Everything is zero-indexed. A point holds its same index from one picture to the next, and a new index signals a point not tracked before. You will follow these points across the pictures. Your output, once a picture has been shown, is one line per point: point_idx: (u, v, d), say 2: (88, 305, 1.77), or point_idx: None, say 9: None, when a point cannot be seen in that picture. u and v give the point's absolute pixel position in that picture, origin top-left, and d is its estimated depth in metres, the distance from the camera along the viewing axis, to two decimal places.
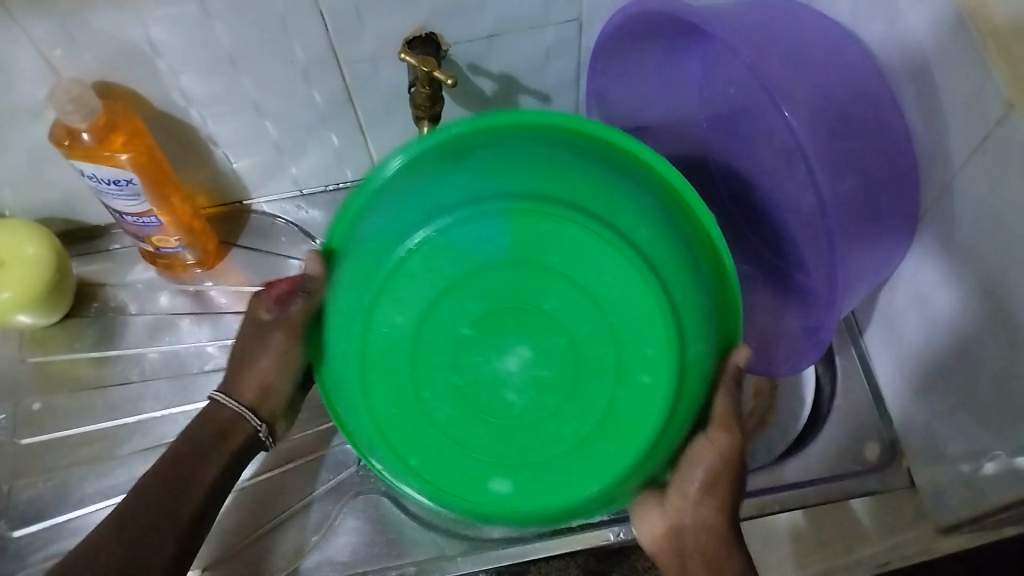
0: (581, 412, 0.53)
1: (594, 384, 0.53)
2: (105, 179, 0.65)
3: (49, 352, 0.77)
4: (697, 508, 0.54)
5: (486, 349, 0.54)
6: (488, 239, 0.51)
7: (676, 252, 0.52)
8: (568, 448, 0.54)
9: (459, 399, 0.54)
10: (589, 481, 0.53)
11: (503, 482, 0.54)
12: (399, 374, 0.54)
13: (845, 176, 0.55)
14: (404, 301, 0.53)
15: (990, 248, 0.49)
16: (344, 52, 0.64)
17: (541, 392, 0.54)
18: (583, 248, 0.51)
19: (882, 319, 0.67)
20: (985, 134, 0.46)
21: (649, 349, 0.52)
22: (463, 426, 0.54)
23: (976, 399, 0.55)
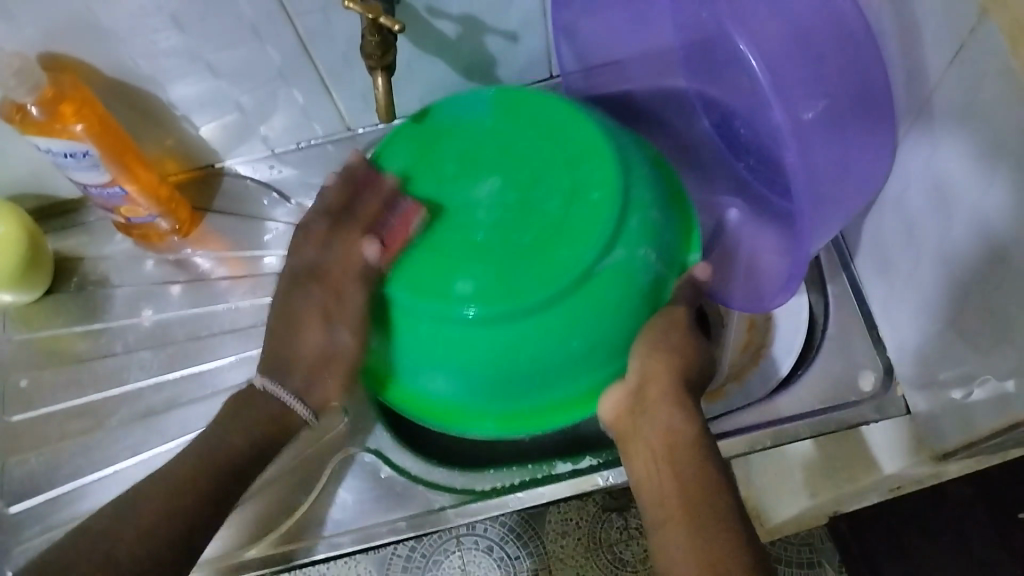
0: (547, 271, 0.55)
1: (544, 186, 0.58)
2: (61, 153, 0.63)
3: (35, 328, 0.77)
4: (647, 363, 0.56)
5: (463, 182, 0.59)
6: (475, 109, 0.62)
7: (648, 173, 0.61)
8: (523, 255, 0.55)
9: (439, 246, 0.57)
10: (557, 279, 0.54)
11: (467, 282, 0.55)
12: (392, 176, 0.61)
13: (811, 96, 0.54)
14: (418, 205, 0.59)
15: (977, 161, 0.49)
16: (294, 5, 0.60)
17: (507, 213, 0.57)
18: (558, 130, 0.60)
19: (874, 245, 0.66)
20: (960, 44, 0.46)
21: (596, 187, 0.56)
22: (445, 237, 0.57)
23: (965, 319, 0.55)
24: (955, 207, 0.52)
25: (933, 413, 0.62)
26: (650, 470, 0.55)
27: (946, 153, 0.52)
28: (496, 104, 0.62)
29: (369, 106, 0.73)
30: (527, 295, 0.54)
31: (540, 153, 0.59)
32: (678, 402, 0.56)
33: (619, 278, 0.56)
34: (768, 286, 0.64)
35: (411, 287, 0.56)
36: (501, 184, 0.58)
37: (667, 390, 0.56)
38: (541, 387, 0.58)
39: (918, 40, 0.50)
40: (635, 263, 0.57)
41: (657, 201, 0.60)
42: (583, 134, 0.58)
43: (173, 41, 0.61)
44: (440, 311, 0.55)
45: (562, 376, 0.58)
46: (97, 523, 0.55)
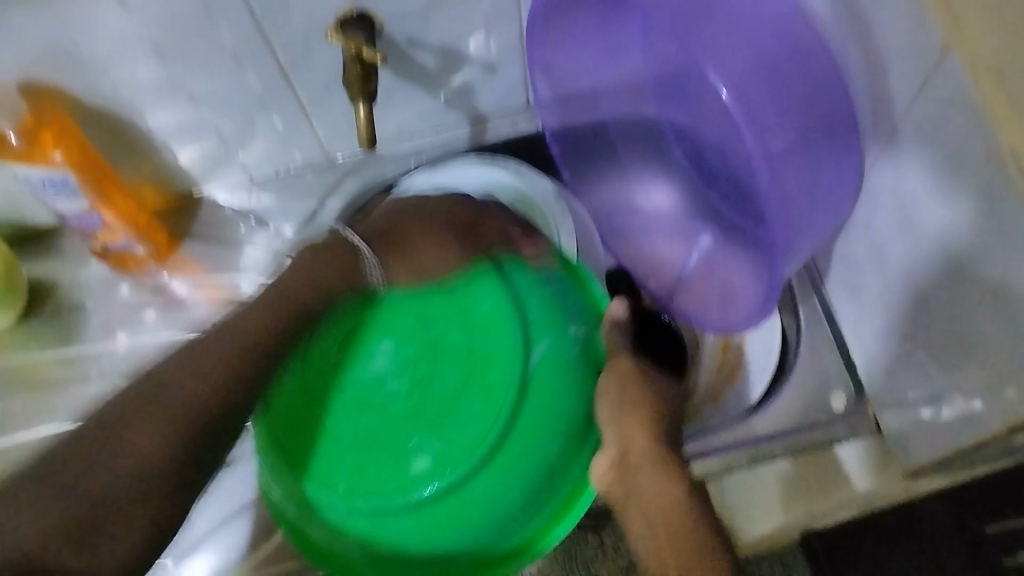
0: (487, 405, 0.57)
1: (445, 329, 0.61)
2: (40, 181, 0.64)
3: (8, 355, 0.77)
4: (624, 428, 0.59)
5: (360, 360, 0.61)
6: (321, 286, 0.63)
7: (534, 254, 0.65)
8: (454, 402, 0.58)
9: (363, 445, 0.58)
10: (490, 416, 0.57)
11: (423, 459, 0.57)
12: (286, 383, 0.61)
13: (780, 128, 0.56)
14: (343, 419, 0.60)
15: (944, 189, 0.50)
16: (275, 34, 0.61)
17: (413, 369, 0.60)
18: (428, 271, 0.63)
19: (844, 270, 0.67)
20: (926, 78, 0.47)
21: (484, 304, 0.60)
22: (362, 450, 0.58)
23: (932, 342, 0.57)
24: (923, 232, 0.54)
25: (901, 432, 0.64)
26: (647, 528, 0.57)
27: (914, 181, 0.53)
28: (346, 269, 0.64)
29: (348, 133, 0.74)
30: (470, 437, 0.57)
31: (434, 298, 0.62)
32: (657, 465, 0.58)
33: (556, 372, 0.58)
34: (743, 309, 0.65)
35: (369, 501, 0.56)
36: (394, 347, 0.61)
37: (644, 449, 0.58)
38: (530, 516, 0.58)
39: (884, 73, 0.52)
40: (558, 347, 0.59)
41: (542, 273, 0.63)
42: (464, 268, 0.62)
43: (153, 69, 0.62)
44: (409, 503, 0.56)
45: (547, 494, 0.58)
46: (113, 412, 0.54)
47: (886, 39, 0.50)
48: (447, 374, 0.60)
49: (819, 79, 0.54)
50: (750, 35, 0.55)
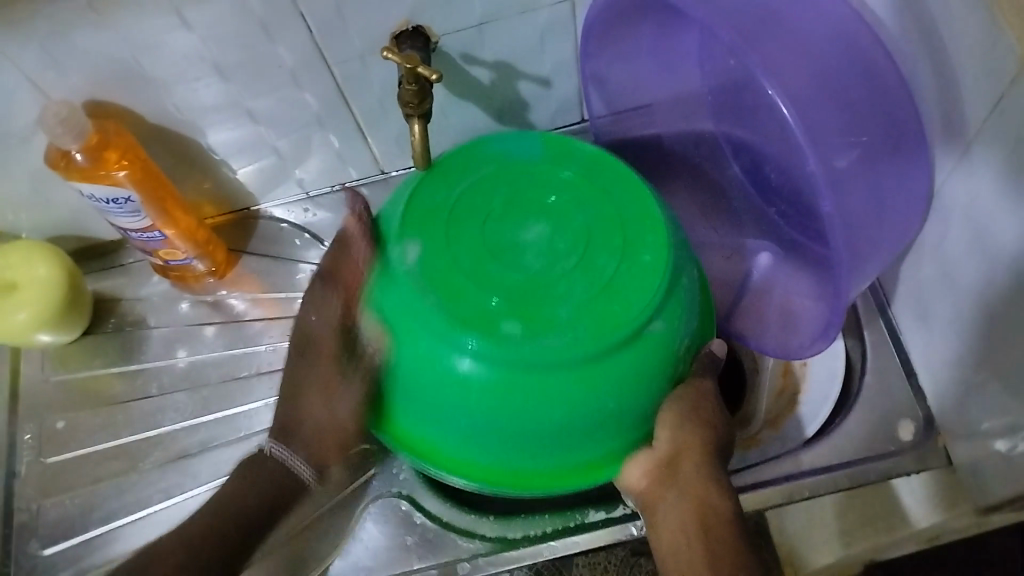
0: (595, 329, 0.53)
1: (604, 257, 0.55)
2: (104, 198, 0.65)
3: (71, 369, 0.78)
4: (683, 433, 0.57)
5: (510, 222, 0.57)
6: (525, 149, 0.61)
7: (678, 225, 0.62)
8: (575, 312, 0.53)
9: (472, 279, 0.54)
10: (599, 338, 0.52)
11: (513, 324, 0.52)
12: (431, 198, 0.58)
13: (844, 147, 0.54)
14: (471, 235, 0.56)
15: (1019, 207, 0.48)
16: (332, 53, 0.61)
17: (552, 259, 0.55)
18: (645, 206, 0.58)
19: (910, 291, 0.65)
20: (1001, 93, 0.45)
21: (648, 257, 0.55)
22: (481, 275, 0.55)
23: (1007, 370, 0.54)
24: (996, 251, 0.52)
25: (973, 462, 0.61)
26: (670, 529, 0.56)
27: (986, 199, 0.51)
28: (544, 146, 0.61)
29: (402, 151, 0.74)
30: (566, 337, 0.52)
31: (605, 234, 0.56)
32: (703, 480, 0.56)
33: (657, 354, 0.55)
34: (806, 332, 0.63)
35: (448, 322, 0.53)
36: (548, 232, 0.57)
37: (686, 467, 0.57)
38: (567, 445, 0.56)
39: (955, 87, 0.50)
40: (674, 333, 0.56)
41: (694, 280, 0.59)
42: (651, 231, 0.56)
43: (212, 89, 0.63)
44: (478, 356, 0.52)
45: (572, 446, 0.55)
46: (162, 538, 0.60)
47: (955, 53, 0.48)
48: (571, 288, 0.54)
49: (879, 85, 0.54)
50: (807, 50, 0.54)
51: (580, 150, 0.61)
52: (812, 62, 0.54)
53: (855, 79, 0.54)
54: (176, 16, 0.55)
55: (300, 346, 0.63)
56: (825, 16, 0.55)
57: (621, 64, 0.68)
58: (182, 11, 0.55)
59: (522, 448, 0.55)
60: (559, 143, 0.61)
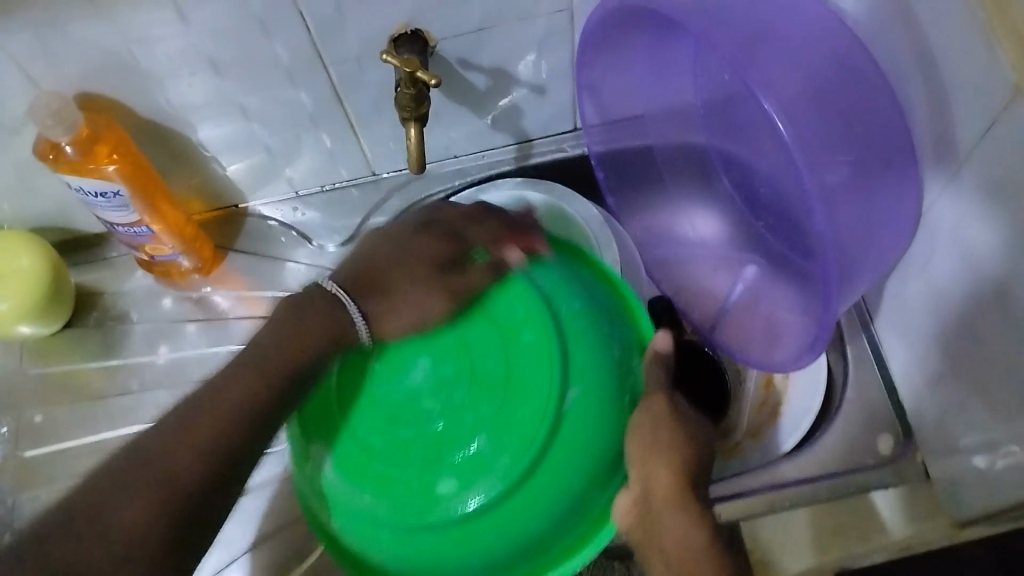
0: (516, 445, 0.58)
1: (488, 358, 0.62)
2: (93, 192, 0.64)
3: (52, 362, 0.78)
4: (652, 475, 0.56)
5: (396, 373, 0.62)
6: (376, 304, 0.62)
7: (565, 274, 0.64)
8: (484, 429, 0.59)
9: (394, 456, 0.60)
10: (521, 453, 0.57)
11: (448, 482, 0.58)
12: (319, 402, 0.62)
13: (835, 166, 0.55)
14: (374, 403, 0.62)
15: (1005, 231, 0.49)
16: (329, 53, 0.61)
17: (445, 388, 0.61)
18: (507, 289, 0.63)
19: (895, 309, 0.66)
20: (992, 119, 0.47)
21: (525, 337, 0.61)
22: (403, 453, 0.60)
23: (987, 389, 0.55)
24: (981, 273, 0.53)
25: (949, 479, 0.62)
26: (662, 548, 0.55)
27: (974, 223, 0.52)
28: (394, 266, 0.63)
29: (395, 153, 0.74)
30: (494, 467, 0.58)
31: (480, 336, 0.62)
32: (682, 511, 0.55)
33: (587, 424, 0.58)
34: (788, 347, 0.64)
35: (398, 515, 0.58)
36: (431, 363, 0.62)
37: (668, 499, 0.56)
38: (558, 538, 0.59)
39: (947, 110, 0.51)
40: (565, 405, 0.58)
41: (595, 304, 0.63)
42: (519, 307, 0.62)
43: (206, 85, 0.62)
44: (442, 520, 0.58)
45: (566, 534, 0.59)
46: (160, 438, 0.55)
47: (949, 78, 0.49)
48: (483, 410, 0.60)
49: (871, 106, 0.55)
50: (802, 67, 0.55)
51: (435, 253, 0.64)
52: (804, 79, 0.55)
53: (849, 97, 0.55)
54: (174, 12, 0.55)
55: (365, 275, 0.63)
56: (820, 34, 0.56)
57: (616, 76, 0.68)
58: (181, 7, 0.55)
59: (524, 557, 0.58)
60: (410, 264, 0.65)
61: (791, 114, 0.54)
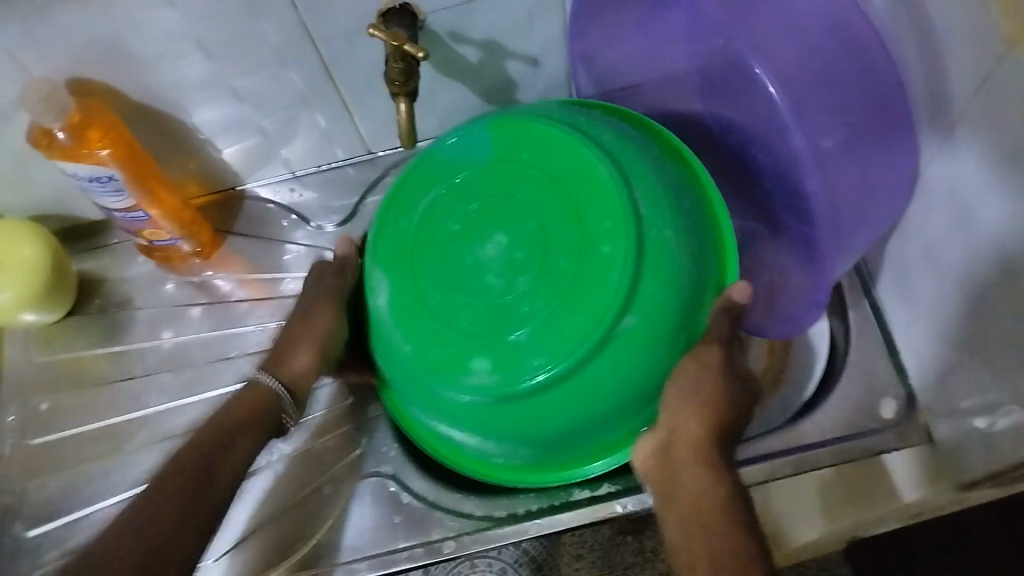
0: (563, 346, 0.54)
1: (560, 258, 0.56)
2: (87, 177, 0.64)
3: (57, 350, 0.78)
4: (677, 421, 0.54)
5: (469, 241, 0.59)
6: (476, 146, 0.61)
7: (666, 170, 0.58)
8: (547, 326, 0.55)
9: (437, 318, 0.58)
10: (563, 356, 0.53)
11: (482, 361, 0.56)
12: (402, 236, 0.61)
13: (830, 126, 0.57)
14: (438, 260, 0.59)
15: (1001, 186, 0.48)
16: (318, 31, 0.61)
17: (514, 272, 0.57)
18: (600, 185, 0.56)
19: (895, 272, 0.66)
20: (986, 73, 0.46)
21: (605, 248, 0.54)
22: (451, 309, 0.58)
23: (988, 349, 0.55)
24: (980, 231, 0.52)
25: (955, 441, 0.62)
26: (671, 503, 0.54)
27: (971, 181, 0.51)
28: (496, 131, 0.61)
29: (389, 130, 0.74)
30: (533, 364, 0.54)
31: (565, 232, 0.57)
32: (702, 461, 0.53)
33: (642, 354, 0.54)
34: (797, 308, 0.64)
35: (422, 370, 0.57)
36: (508, 242, 0.58)
37: (691, 449, 0.54)
38: (589, 437, 0.57)
39: (941, 67, 0.50)
40: (662, 259, 0.54)
41: (691, 241, 0.56)
42: (608, 205, 0.55)
43: (196, 67, 0.62)
44: (460, 397, 0.56)
45: (592, 436, 0.57)
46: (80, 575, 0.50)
47: (942, 34, 0.49)
48: (536, 304, 0.56)
49: (866, 68, 0.55)
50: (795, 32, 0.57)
51: (532, 119, 0.60)
52: (801, 45, 0.57)
53: (843, 56, 0.55)
54: None
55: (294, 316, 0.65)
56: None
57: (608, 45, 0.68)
58: None
59: (540, 446, 0.58)
60: (508, 123, 0.61)
61: (784, 86, 0.58)
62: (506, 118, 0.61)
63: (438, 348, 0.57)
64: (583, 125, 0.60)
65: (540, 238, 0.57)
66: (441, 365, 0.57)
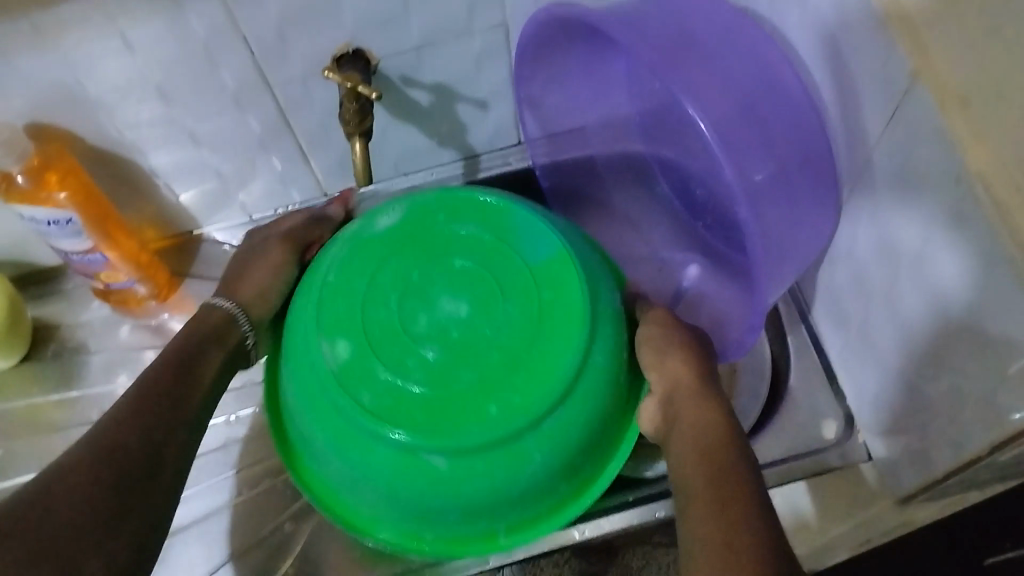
0: (421, 407, 0.54)
1: (468, 377, 0.55)
2: (45, 221, 0.65)
3: (12, 396, 0.78)
4: (681, 411, 0.55)
5: (433, 289, 0.58)
6: (535, 245, 0.59)
7: (615, 381, 0.57)
8: (422, 407, 0.54)
9: (364, 280, 0.58)
10: (403, 424, 0.53)
11: (349, 347, 0.56)
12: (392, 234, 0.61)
13: (759, 161, 0.58)
14: (383, 272, 0.59)
15: (914, 209, 0.52)
16: (274, 77, 0.63)
17: (439, 343, 0.56)
18: (570, 342, 0.55)
19: (828, 299, 0.69)
20: (895, 104, 0.50)
21: (516, 400, 0.54)
22: (370, 296, 0.58)
23: (916, 365, 0.58)
24: (902, 254, 0.56)
25: (890, 460, 0.65)
26: (685, 484, 0.51)
27: (889, 206, 0.55)
28: (557, 250, 0.59)
29: (344, 172, 0.76)
30: (372, 390, 0.54)
31: (492, 356, 0.55)
32: (716, 427, 0.53)
33: (459, 481, 0.53)
34: (732, 333, 0.65)
35: (318, 309, 0.57)
36: (454, 315, 0.57)
37: (694, 409, 0.55)
38: (352, 485, 0.56)
39: (857, 102, 0.54)
40: (518, 468, 0.54)
41: (548, 476, 0.55)
42: (556, 368, 0.54)
43: (155, 113, 0.64)
44: (310, 348, 0.56)
45: (355, 482, 0.56)
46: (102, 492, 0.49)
47: (857, 70, 0.53)
48: (424, 377, 0.55)
49: (793, 105, 0.59)
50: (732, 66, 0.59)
51: (562, 262, 0.58)
52: (735, 82, 0.58)
53: (774, 101, 0.59)
54: (119, 40, 0.57)
55: (242, 257, 0.65)
56: (747, 45, 0.60)
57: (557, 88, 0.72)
58: (126, 34, 0.57)
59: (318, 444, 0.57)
60: (557, 257, 0.58)
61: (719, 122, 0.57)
62: (553, 234, 0.59)
63: (351, 310, 0.57)
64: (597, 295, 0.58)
65: (487, 296, 0.57)
66: (317, 322, 0.57)
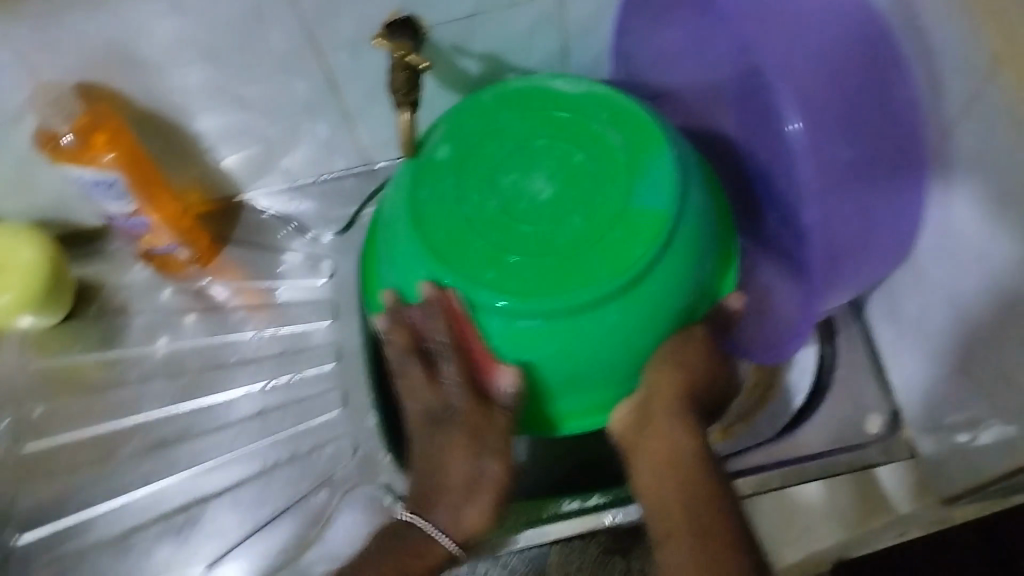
0: (450, 216, 0.59)
1: (493, 240, 0.58)
2: (90, 181, 0.66)
3: (50, 355, 0.78)
4: (655, 373, 0.60)
5: (544, 164, 0.61)
6: (655, 190, 0.58)
7: (629, 339, 0.59)
8: (452, 228, 0.59)
9: (503, 109, 0.63)
10: (424, 235, 0.59)
11: (443, 150, 0.62)
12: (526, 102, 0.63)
13: (839, 145, 0.55)
14: (514, 131, 0.62)
15: (986, 198, 0.50)
16: (324, 41, 0.62)
17: (518, 203, 0.59)
18: (595, 277, 0.56)
19: (884, 291, 0.67)
20: (977, 86, 0.48)
21: (513, 282, 0.56)
22: (500, 129, 0.62)
23: (972, 364, 0.56)
24: (965, 256, 0.54)
25: (940, 456, 0.63)
26: (662, 515, 0.57)
27: (959, 198, 0.53)
28: (667, 210, 0.58)
29: (389, 142, 0.76)
30: (439, 186, 0.60)
31: (527, 238, 0.58)
32: (679, 420, 0.59)
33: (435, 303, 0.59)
34: (785, 328, 0.64)
35: (452, 120, 0.63)
36: (531, 188, 0.60)
37: (665, 404, 0.60)
38: None
39: (934, 85, 0.52)
40: (485, 326, 0.58)
41: (511, 358, 0.59)
42: (571, 293, 0.56)
43: (203, 75, 0.63)
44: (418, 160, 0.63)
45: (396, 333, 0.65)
46: None
47: (938, 50, 0.51)
48: (475, 204, 0.59)
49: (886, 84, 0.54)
50: (820, 37, 0.55)
51: (654, 236, 0.57)
52: (819, 53, 0.55)
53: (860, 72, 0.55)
54: (170, 1, 0.56)
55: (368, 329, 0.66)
56: (842, 16, 0.56)
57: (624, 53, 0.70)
58: None
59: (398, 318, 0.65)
60: (661, 226, 0.57)
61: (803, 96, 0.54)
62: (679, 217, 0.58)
63: (467, 127, 0.63)
64: (658, 276, 0.57)
65: (562, 196, 0.59)
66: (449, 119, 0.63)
